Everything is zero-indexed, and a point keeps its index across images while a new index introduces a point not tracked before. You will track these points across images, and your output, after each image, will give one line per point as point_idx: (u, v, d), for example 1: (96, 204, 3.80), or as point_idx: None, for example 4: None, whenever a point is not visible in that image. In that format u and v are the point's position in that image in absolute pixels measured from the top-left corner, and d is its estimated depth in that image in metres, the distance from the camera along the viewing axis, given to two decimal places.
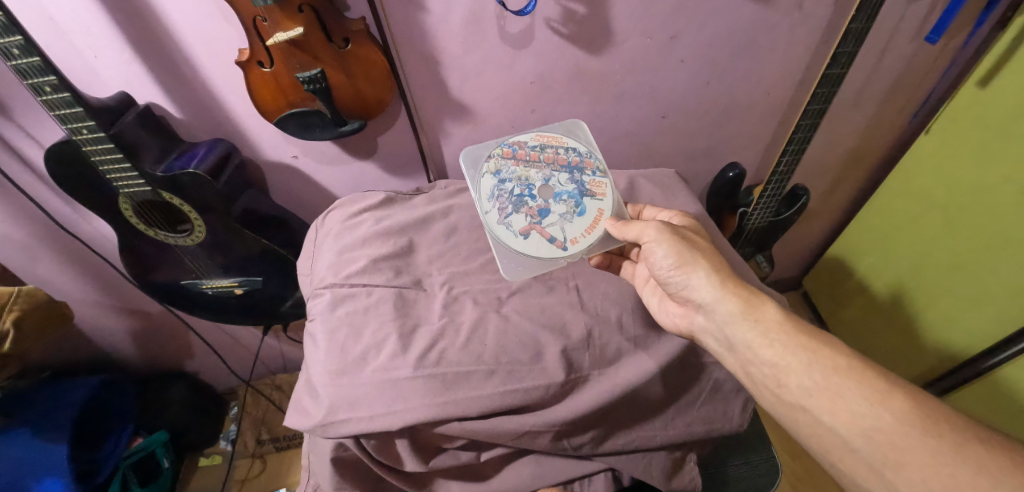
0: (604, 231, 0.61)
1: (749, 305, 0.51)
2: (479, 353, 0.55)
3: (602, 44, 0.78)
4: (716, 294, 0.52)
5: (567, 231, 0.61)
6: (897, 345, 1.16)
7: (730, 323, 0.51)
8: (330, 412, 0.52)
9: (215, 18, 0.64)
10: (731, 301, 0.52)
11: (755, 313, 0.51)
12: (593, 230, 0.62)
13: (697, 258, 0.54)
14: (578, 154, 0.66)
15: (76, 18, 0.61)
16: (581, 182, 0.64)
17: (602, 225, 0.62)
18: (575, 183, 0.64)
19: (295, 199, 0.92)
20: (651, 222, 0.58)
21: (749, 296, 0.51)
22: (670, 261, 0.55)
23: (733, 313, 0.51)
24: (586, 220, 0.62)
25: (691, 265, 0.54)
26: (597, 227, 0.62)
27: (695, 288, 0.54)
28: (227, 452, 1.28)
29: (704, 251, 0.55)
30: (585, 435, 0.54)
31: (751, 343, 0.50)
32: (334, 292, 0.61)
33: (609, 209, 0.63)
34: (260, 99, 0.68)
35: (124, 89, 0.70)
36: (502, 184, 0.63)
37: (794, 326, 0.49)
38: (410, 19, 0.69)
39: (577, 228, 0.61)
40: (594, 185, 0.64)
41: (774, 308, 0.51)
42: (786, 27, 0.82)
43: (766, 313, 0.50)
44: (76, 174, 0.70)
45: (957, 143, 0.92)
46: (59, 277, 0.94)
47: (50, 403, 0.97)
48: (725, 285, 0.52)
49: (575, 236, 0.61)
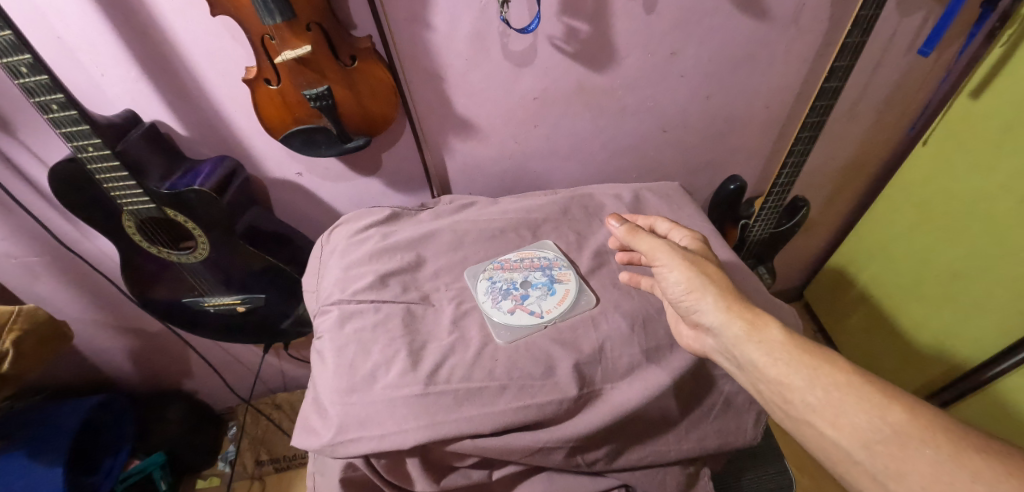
0: (577, 297, 0.60)
1: (754, 326, 0.49)
2: (490, 369, 0.53)
3: (605, 60, 0.80)
4: (721, 317, 0.51)
5: (540, 306, 0.60)
6: (905, 356, 1.15)
7: (736, 345, 0.50)
8: (340, 431, 0.50)
9: (223, 37, 0.65)
10: (737, 323, 0.50)
11: (760, 334, 0.49)
12: (564, 300, 0.60)
13: (703, 281, 0.53)
14: (549, 274, 0.64)
15: (85, 37, 0.62)
16: (552, 284, 0.62)
17: (573, 296, 0.60)
18: (549, 274, 0.64)
19: (299, 216, 0.92)
20: (659, 244, 0.57)
21: (754, 317, 0.50)
22: (680, 285, 0.54)
23: (739, 335, 0.50)
24: (557, 297, 0.61)
25: (699, 290, 0.53)
26: (568, 297, 0.60)
27: (701, 311, 0.53)
28: (225, 474, 1.26)
29: (712, 274, 0.54)
30: (598, 451, 0.53)
31: (757, 364, 0.49)
32: (341, 309, 0.60)
33: (579, 289, 0.62)
34: (266, 116, 0.69)
35: (130, 107, 0.70)
36: (490, 287, 0.63)
37: (796, 345, 0.48)
38: (415, 36, 0.70)
39: (550, 301, 0.60)
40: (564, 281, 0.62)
41: (779, 330, 0.49)
42: (784, 43, 0.83)
43: (770, 334, 0.49)
44: (80, 192, 0.70)
45: (955, 152, 0.93)
46: (58, 296, 0.93)
47: (45, 425, 0.95)
48: (732, 309, 0.51)
49: (548, 307, 0.60)
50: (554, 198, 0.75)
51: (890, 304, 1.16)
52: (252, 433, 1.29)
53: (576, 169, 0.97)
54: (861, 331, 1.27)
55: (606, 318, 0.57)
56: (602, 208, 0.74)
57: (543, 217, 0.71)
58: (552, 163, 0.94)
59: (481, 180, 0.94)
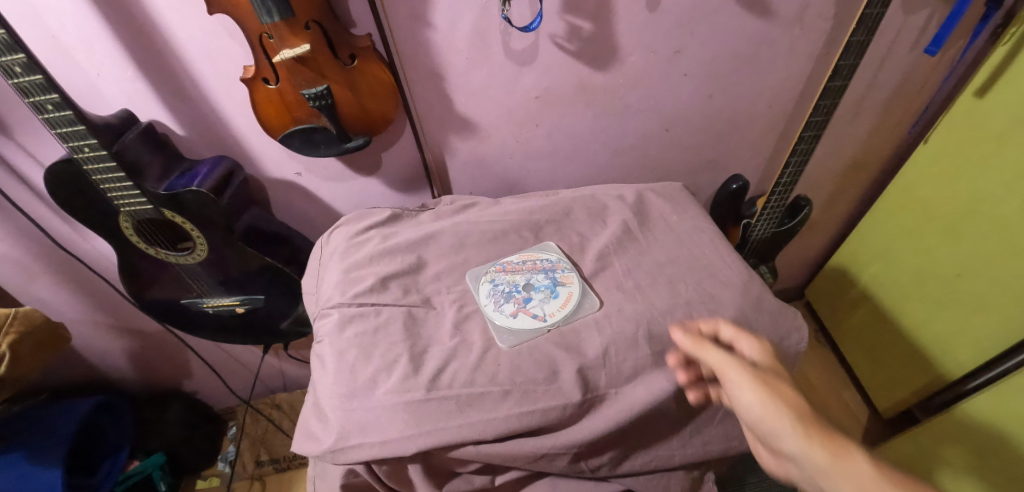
0: (581, 300, 0.59)
1: (849, 465, 0.38)
2: (493, 373, 0.52)
3: (607, 59, 0.79)
4: (803, 451, 0.40)
5: (544, 310, 0.59)
6: (907, 356, 1.15)
7: (824, 484, 0.39)
8: (341, 437, 0.49)
9: (220, 36, 0.64)
10: (825, 459, 0.39)
11: (856, 474, 0.38)
12: (568, 303, 0.59)
13: (781, 406, 0.43)
14: (552, 277, 0.63)
15: (79, 36, 0.61)
16: (555, 286, 0.61)
17: (577, 299, 0.60)
18: (552, 277, 0.63)
19: (298, 216, 0.91)
20: (723, 355, 0.47)
21: (848, 454, 0.39)
22: (751, 411, 0.44)
23: (826, 472, 0.39)
24: (561, 300, 0.60)
25: (776, 416, 0.43)
26: (571, 300, 0.60)
27: (779, 440, 0.43)
28: (224, 475, 1.26)
29: (795, 398, 0.43)
30: (603, 456, 0.52)
31: None
32: (341, 313, 0.59)
33: (582, 292, 0.61)
34: (264, 115, 0.68)
35: (127, 106, 0.69)
36: (492, 290, 0.62)
37: (900, 480, 0.36)
38: (415, 34, 0.69)
39: (554, 304, 0.59)
40: (567, 284, 0.62)
41: (880, 466, 0.37)
42: (787, 41, 0.82)
43: (868, 472, 0.37)
44: (76, 193, 0.69)
45: (959, 151, 0.92)
46: (55, 297, 0.92)
47: (43, 427, 0.95)
48: (818, 443, 0.40)
49: (552, 310, 0.59)
50: (556, 198, 0.74)
51: (892, 304, 1.16)
52: (253, 434, 1.28)
53: (578, 168, 0.96)
54: (862, 330, 1.27)
55: (609, 322, 0.57)
56: (605, 208, 0.73)
57: (545, 218, 0.71)
58: (554, 162, 0.93)
59: (482, 180, 0.93)
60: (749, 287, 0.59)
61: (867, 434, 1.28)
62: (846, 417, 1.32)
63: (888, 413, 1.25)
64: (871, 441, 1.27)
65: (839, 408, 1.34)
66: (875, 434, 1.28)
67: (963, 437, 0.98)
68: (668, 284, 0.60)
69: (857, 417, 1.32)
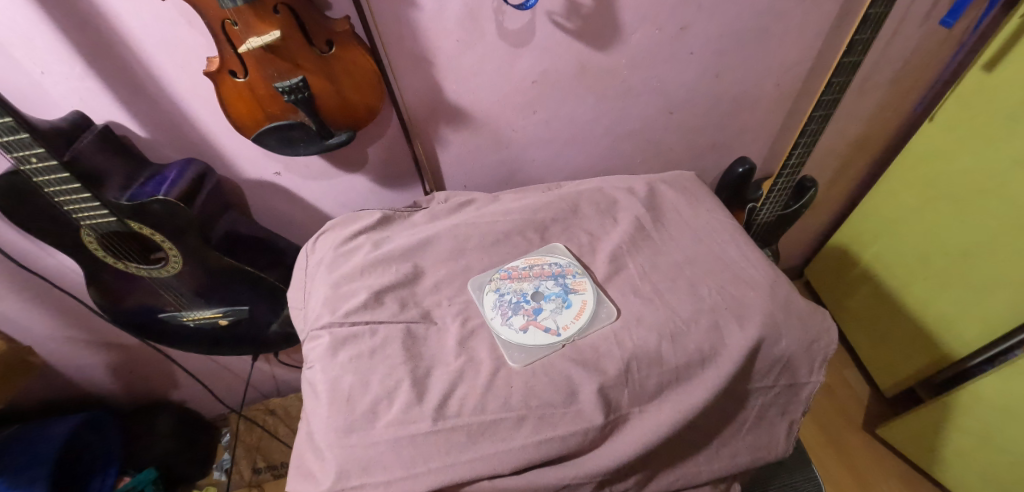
0: (595, 310, 0.55)
1: None
2: (505, 397, 0.48)
3: (608, 37, 0.72)
4: None
5: (557, 322, 0.54)
6: (912, 336, 1.13)
7: None
8: (341, 477, 0.45)
9: (177, 23, 0.56)
10: None
11: None
12: (583, 314, 0.55)
13: None
14: (560, 284, 0.58)
15: (13, 28, 0.53)
16: (565, 293, 0.57)
17: (591, 308, 0.55)
18: (562, 283, 0.58)
19: (280, 218, 0.85)
20: None
21: None
22: None
23: None
24: (574, 310, 0.55)
25: None
26: (586, 309, 0.55)
27: None
28: (223, 483, 1.18)
29: None
30: (628, 480, 0.48)
31: None
32: (332, 335, 0.54)
33: (595, 298, 0.56)
34: (234, 112, 0.61)
35: (79, 108, 0.62)
36: (498, 301, 0.57)
37: None
38: (398, 17, 0.62)
39: (568, 316, 0.55)
40: (578, 291, 0.57)
41: None
42: (799, 14, 0.76)
43: None
44: (27, 208, 0.61)
45: (965, 128, 0.88)
46: (21, 315, 0.85)
47: (21, 453, 0.89)
48: None
49: (565, 322, 0.54)
50: (559, 193, 0.68)
51: (897, 284, 1.13)
52: (247, 440, 1.24)
53: (578, 155, 0.90)
54: (864, 310, 1.24)
55: (629, 333, 0.52)
56: (614, 203, 0.68)
57: (551, 216, 0.66)
58: (552, 150, 0.87)
59: (477, 173, 0.88)
60: (776, 289, 0.55)
61: (870, 413, 1.27)
62: (849, 397, 1.31)
63: (889, 391, 1.24)
64: (873, 420, 1.26)
65: (841, 386, 1.33)
66: (878, 413, 1.27)
67: (966, 418, 0.96)
68: (689, 286, 0.56)
69: (858, 397, 1.30)
